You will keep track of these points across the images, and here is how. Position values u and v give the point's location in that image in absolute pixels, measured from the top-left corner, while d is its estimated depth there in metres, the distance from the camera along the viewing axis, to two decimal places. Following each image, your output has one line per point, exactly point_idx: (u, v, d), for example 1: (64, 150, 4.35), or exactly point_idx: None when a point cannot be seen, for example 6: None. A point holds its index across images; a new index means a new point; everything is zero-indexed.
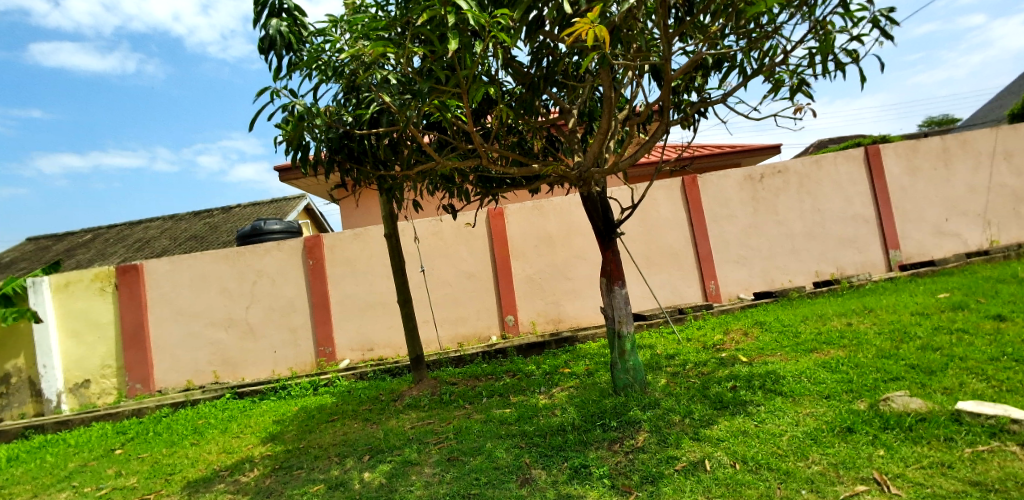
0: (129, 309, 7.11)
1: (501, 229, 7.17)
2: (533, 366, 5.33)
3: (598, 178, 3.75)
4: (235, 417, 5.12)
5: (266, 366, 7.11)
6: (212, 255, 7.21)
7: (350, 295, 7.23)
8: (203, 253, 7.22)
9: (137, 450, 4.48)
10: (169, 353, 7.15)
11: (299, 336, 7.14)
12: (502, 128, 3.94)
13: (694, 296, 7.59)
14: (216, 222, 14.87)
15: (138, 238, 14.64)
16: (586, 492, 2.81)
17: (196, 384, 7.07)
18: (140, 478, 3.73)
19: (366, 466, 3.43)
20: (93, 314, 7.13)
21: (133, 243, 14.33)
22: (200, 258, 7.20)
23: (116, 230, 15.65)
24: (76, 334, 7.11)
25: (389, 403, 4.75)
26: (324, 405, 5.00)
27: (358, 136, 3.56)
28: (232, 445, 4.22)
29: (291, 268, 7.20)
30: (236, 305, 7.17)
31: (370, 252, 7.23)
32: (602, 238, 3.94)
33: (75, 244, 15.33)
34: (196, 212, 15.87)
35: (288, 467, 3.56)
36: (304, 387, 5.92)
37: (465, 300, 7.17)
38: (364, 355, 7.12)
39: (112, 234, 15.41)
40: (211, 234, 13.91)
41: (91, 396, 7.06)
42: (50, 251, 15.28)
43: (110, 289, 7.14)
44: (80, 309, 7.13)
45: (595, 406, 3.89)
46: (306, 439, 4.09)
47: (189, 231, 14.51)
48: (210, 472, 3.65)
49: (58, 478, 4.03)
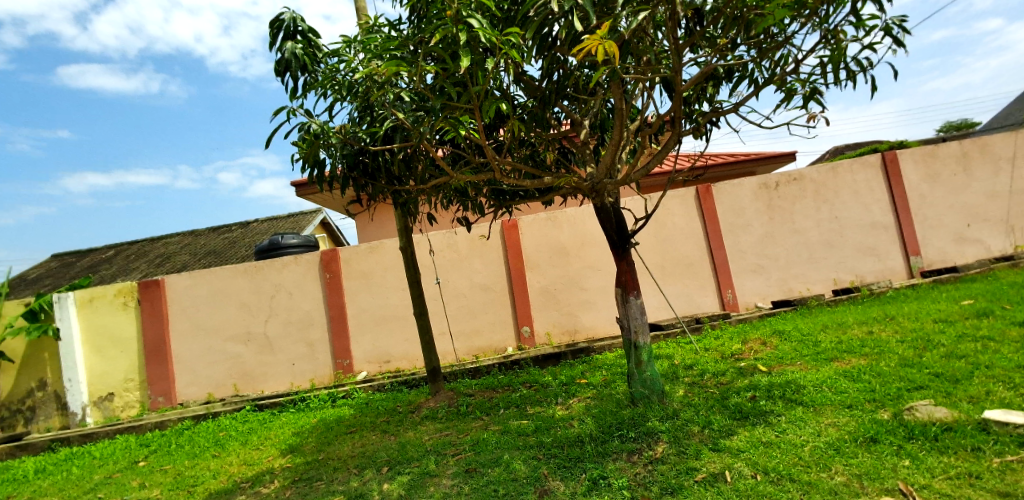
0: (151, 324, 7.23)
1: (516, 240, 7.20)
2: (550, 378, 5.29)
3: (611, 188, 3.79)
4: (256, 430, 5.15)
5: (285, 379, 7.17)
6: (231, 271, 7.32)
7: (366, 308, 7.28)
8: (222, 268, 7.34)
9: (160, 462, 4.53)
10: (189, 367, 7.24)
11: (316, 349, 7.20)
12: (515, 141, 3.97)
13: (711, 306, 7.53)
14: (236, 237, 15.11)
15: (160, 253, 14.94)
16: None
17: (217, 397, 7.16)
18: (164, 490, 3.76)
19: (385, 478, 3.47)
20: (116, 329, 7.25)
21: (156, 259, 14.62)
22: (220, 273, 7.32)
23: (139, 245, 15.96)
24: (100, 348, 7.23)
25: (407, 415, 4.75)
26: (343, 417, 5.01)
27: (373, 152, 3.60)
28: (253, 457, 4.24)
29: (308, 282, 7.29)
30: (255, 319, 7.26)
31: (385, 265, 7.30)
32: (615, 250, 3.91)
33: (101, 259, 15.69)
34: (216, 227, 16.15)
35: (308, 479, 3.59)
36: (324, 399, 5.94)
37: (479, 312, 7.18)
38: (381, 367, 7.15)
39: (135, 249, 15.74)
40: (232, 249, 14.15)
41: (115, 409, 7.16)
42: (76, 267, 15.64)
43: (133, 304, 7.26)
44: (104, 323, 7.26)
45: (613, 417, 3.87)
46: (325, 451, 4.10)
47: (211, 246, 14.76)
48: (231, 484, 3.68)
49: (84, 490, 4.07)
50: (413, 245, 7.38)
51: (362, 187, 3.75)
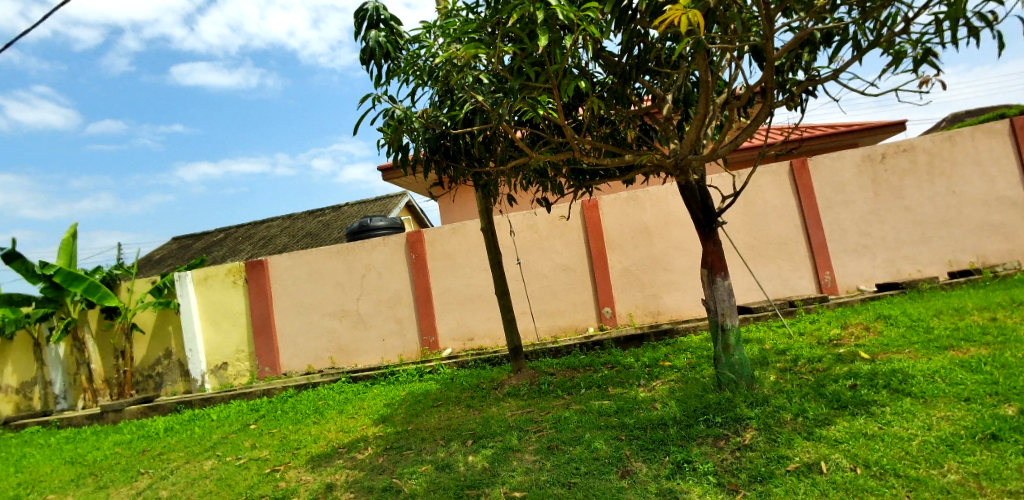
0: (258, 300, 7.87)
1: (596, 220, 7.12)
2: (631, 359, 5.23)
3: (696, 165, 3.63)
4: (350, 400, 5.52)
5: (376, 354, 7.59)
6: (326, 251, 7.81)
7: (450, 288, 7.53)
8: (318, 249, 7.84)
9: (269, 426, 4.98)
10: (291, 340, 7.84)
11: (404, 326, 7.56)
12: (595, 120, 3.90)
13: (807, 288, 7.09)
14: (329, 220, 16.09)
15: (262, 235, 16.23)
16: (690, 488, 2.80)
17: (316, 369, 7.72)
18: (272, 451, 4.13)
19: (470, 450, 3.63)
20: (228, 305, 7.97)
21: (259, 240, 15.92)
22: (317, 254, 7.83)
23: (244, 228, 17.44)
24: (215, 322, 7.98)
25: (490, 391, 4.89)
26: (430, 391, 5.25)
27: (454, 135, 3.63)
28: (348, 425, 4.56)
29: (396, 262, 7.63)
30: (348, 297, 7.72)
31: (468, 247, 7.48)
32: (701, 230, 3.78)
33: (212, 241, 17.33)
34: (310, 211, 17.25)
35: (398, 447, 3.82)
36: (411, 374, 6.24)
37: (559, 293, 7.20)
38: (465, 344, 7.39)
39: (241, 232, 17.21)
40: (326, 231, 15.08)
41: (228, 376, 7.91)
42: (192, 248, 17.38)
43: (242, 282, 7.95)
44: (218, 299, 7.99)
45: (697, 401, 3.78)
46: (414, 422, 4.32)
47: (306, 228, 15.82)
48: (331, 448, 3.98)
49: (206, 447, 4.56)
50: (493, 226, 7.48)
51: (444, 169, 3.82)
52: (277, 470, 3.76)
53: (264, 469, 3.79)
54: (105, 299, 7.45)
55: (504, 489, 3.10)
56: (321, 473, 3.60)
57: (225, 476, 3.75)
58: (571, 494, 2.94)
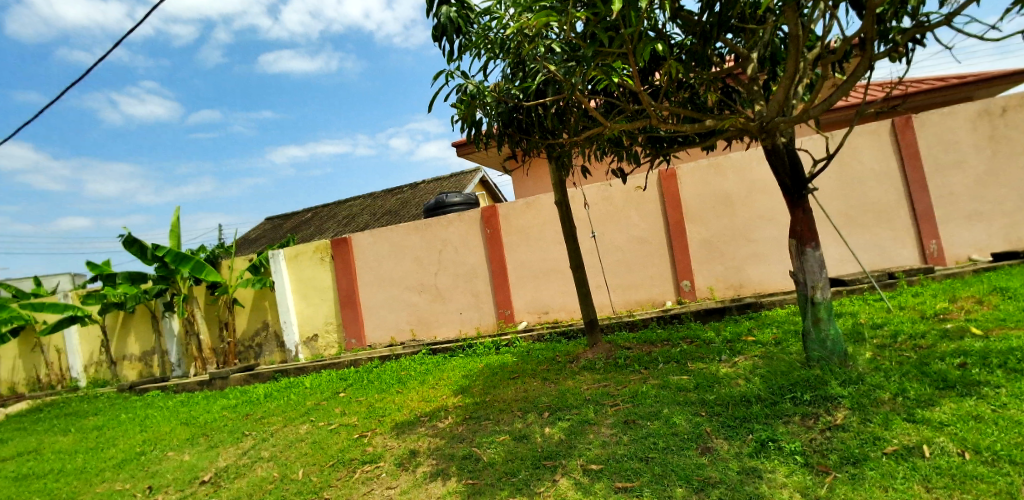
0: (343, 276, 8.30)
1: (674, 191, 6.86)
2: (712, 333, 5.06)
3: (784, 128, 3.38)
4: (430, 370, 5.73)
5: (454, 327, 7.84)
6: (404, 228, 8.08)
7: (524, 261, 7.57)
8: (397, 226, 8.12)
9: (356, 393, 5.29)
10: (375, 313, 8.24)
11: (481, 299, 7.73)
12: (673, 85, 3.73)
13: (909, 258, 6.54)
14: (406, 197, 16.60)
15: (345, 214, 17.06)
16: (776, 468, 2.71)
17: (399, 340, 8.08)
18: (360, 418, 4.39)
19: (547, 422, 3.69)
20: (316, 280, 8.45)
21: (342, 219, 16.75)
22: (396, 231, 8.12)
23: (329, 208, 18.40)
24: (305, 296, 8.50)
25: (565, 364, 4.90)
26: (506, 363, 5.35)
27: (527, 108, 3.62)
28: (429, 394, 4.74)
29: (471, 237, 7.77)
30: (427, 272, 7.97)
31: (543, 219, 7.47)
32: (789, 197, 3.55)
33: (300, 221, 18.44)
34: (388, 189, 17.88)
35: (477, 417, 3.93)
36: (488, 346, 6.39)
37: (636, 266, 7.06)
38: (540, 318, 7.46)
39: (326, 211, 18.18)
40: (404, 209, 15.59)
41: (319, 347, 8.44)
42: (282, 227, 18.58)
43: (328, 259, 8.40)
44: (307, 275, 8.48)
45: (783, 378, 3.60)
46: (491, 393, 4.43)
47: (386, 206, 16.43)
48: (413, 416, 4.17)
49: (301, 412, 4.92)
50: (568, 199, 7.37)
51: (517, 143, 3.80)
52: (365, 435, 4.00)
53: (354, 434, 4.04)
54: (209, 275, 8.13)
55: (580, 461, 3.15)
56: (405, 440, 3.78)
57: (319, 439, 4.03)
58: (650, 469, 2.91)
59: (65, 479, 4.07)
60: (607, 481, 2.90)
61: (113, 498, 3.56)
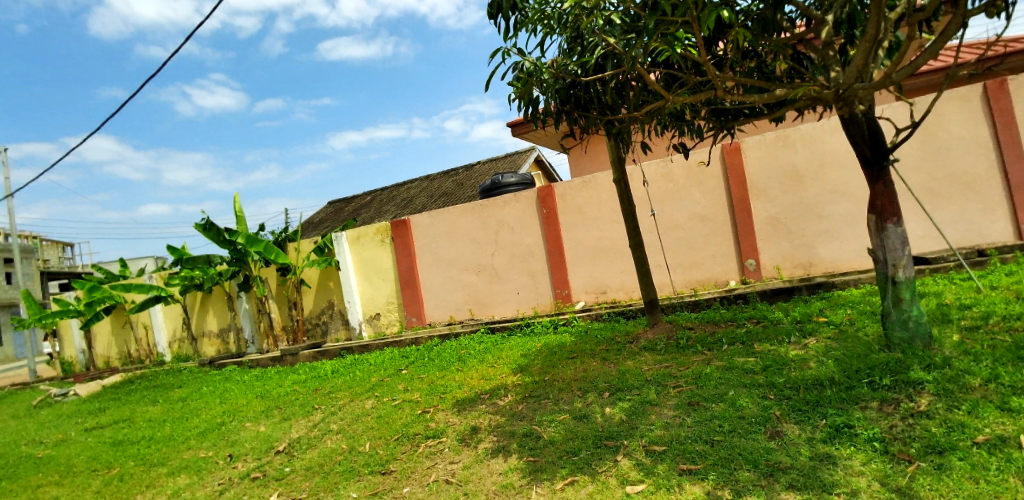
0: (403, 257, 8.49)
1: (739, 166, 6.56)
2: (780, 314, 4.86)
3: (863, 95, 3.15)
4: (490, 349, 5.80)
5: (512, 306, 7.89)
6: (462, 209, 8.14)
7: (582, 240, 7.48)
8: (454, 208, 8.21)
9: (418, 371, 5.44)
10: (434, 292, 8.41)
11: (538, 279, 7.72)
12: (739, 54, 3.58)
13: (1002, 234, 6.03)
14: (463, 179, 16.73)
15: (403, 197, 17.42)
16: (852, 455, 2.58)
17: (458, 319, 8.22)
18: (423, 394, 4.50)
19: (607, 402, 3.68)
20: (377, 261, 8.69)
21: (401, 202, 17.12)
22: (454, 212, 8.21)
23: (387, 191, 18.85)
24: (367, 276, 8.76)
25: (625, 345, 4.84)
26: (565, 343, 5.34)
27: (585, 83, 3.57)
28: (489, 373, 4.80)
29: (528, 217, 7.74)
30: (484, 252, 8.02)
31: (600, 199, 7.33)
32: (868, 169, 3.38)
33: (360, 204, 18.99)
34: (444, 171, 18.08)
35: (536, 396, 3.96)
36: (546, 326, 6.41)
37: (697, 244, 6.85)
38: (598, 297, 7.37)
39: (385, 195, 18.63)
40: (461, 191, 15.74)
41: (382, 325, 8.71)
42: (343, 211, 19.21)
43: (389, 241, 8.62)
44: (369, 256, 8.74)
45: (859, 361, 3.42)
46: (550, 372, 4.43)
47: (443, 188, 16.63)
48: (474, 394, 4.25)
49: (366, 388, 5.10)
50: (627, 177, 7.25)
51: (575, 120, 3.75)
52: (428, 411, 4.10)
53: (417, 410, 4.15)
54: (279, 256, 8.60)
55: (643, 441, 3.11)
56: (466, 416, 3.86)
57: (384, 414, 4.18)
58: (715, 452, 2.84)
59: (156, 446, 4.41)
60: (670, 463, 2.85)
61: (200, 464, 3.82)
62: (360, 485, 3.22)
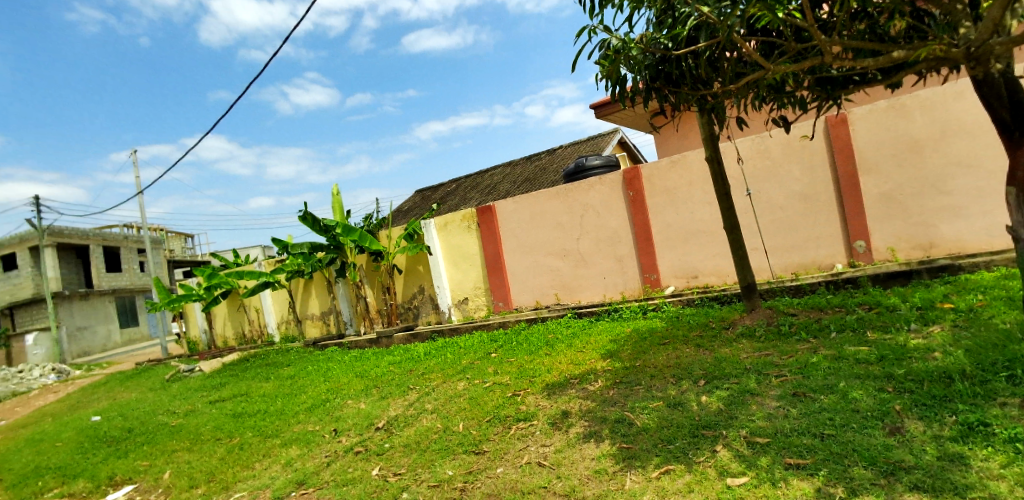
0: (489, 242, 8.48)
1: (845, 139, 6.06)
2: (896, 299, 4.44)
3: (1002, 52, 2.77)
4: (577, 334, 5.76)
5: (598, 291, 7.66)
6: (546, 193, 7.94)
7: (671, 223, 7.05)
8: (538, 192, 8.02)
9: (507, 354, 5.50)
10: (520, 278, 8.33)
11: (625, 264, 7.41)
12: (847, 16, 3.27)
13: None
14: (546, 165, 16.56)
15: (487, 184, 17.59)
16: (988, 455, 2.28)
17: (544, 304, 8.11)
18: (512, 377, 4.55)
19: (703, 390, 3.53)
20: (464, 247, 8.77)
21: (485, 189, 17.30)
22: (538, 196, 8.02)
23: (470, 180, 19.11)
24: (455, 262, 8.88)
25: (720, 331, 4.64)
26: (655, 329, 5.18)
27: (677, 57, 3.42)
28: (577, 358, 4.76)
29: (614, 200, 7.41)
30: (569, 236, 7.80)
31: (691, 179, 6.81)
32: (1007, 135, 2.99)
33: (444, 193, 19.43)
34: (527, 157, 18.02)
35: (628, 382, 3.88)
36: (634, 311, 6.27)
37: (798, 226, 6.43)
38: (689, 283, 6.95)
39: (468, 183, 18.92)
40: (544, 176, 15.61)
41: (470, 310, 8.86)
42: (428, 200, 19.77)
43: (474, 227, 8.63)
44: (456, 242, 8.83)
45: (997, 352, 3.05)
46: (641, 359, 4.32)
47: (526, 175, 16.57)
48: (563, 379, 4.23)
49: (458, 370, 5.22)
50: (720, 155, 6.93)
51: (665, 97, 3.60)
52: (518, 394, 4.14)
53: (507, 392, 4.20)
54: (372, 245, 8.93)
55: (743, 432, 2.94)
56: (556, 401, 3.86)
57: (475, 395, 4.27)
58: (824, 447, 2.62)
59: (270, 419, 4.78)
60: (775, 456, 2.67)
61: (309, 437, 4.10)
62: (455, 463, 3.30)
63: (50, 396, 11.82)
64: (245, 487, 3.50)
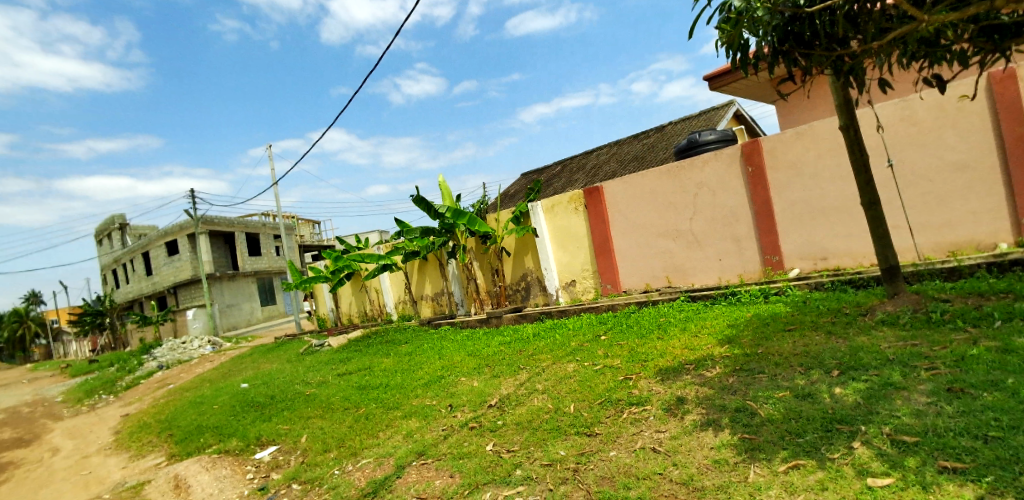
0: (597, 224, 8.37)
1: (1015, 98, 5.21)
2: None
3: None
4: (692, 318, 5.51)
5: (713, 273, 7.23)
6: (656, 172, 7.63)
7: (796, 200, 6.49)
8: (648, 171, 7.72)
9: (617, 337, 5.40)
10: (629, 260, 8.12)
11: (743, 245, 6.92)
12: None
13: None
14: (652, 140, 15.26)
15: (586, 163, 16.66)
16: None
17: (654, 287, 7.85)
18: (623, 361, 4.45)
19: (837, 381, 3.23)
20: (572, 229, 8.74)
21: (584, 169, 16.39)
22: (648, 176, 7.73)
23: None
24: (562, 244, 8.88)
25: (856, 317, 4.22)
26: (779, 314, 4.81)
27: (809, 15, 3.09)
28: (693, 342, 4.56)
29: (731, 177, 6.92)
30: (682, 217, 7.44)
31: (819, 151, 6.22)
32: None
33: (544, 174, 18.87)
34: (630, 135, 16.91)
35: (750, 370, 3.65)
36: (755, 294, 5.90)
37: (952, 200, 5.65)
38: (816, 264, 6.37)
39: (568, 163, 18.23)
40: (651, 153, 14.41)
41: (577, 292, 8.80)
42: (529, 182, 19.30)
43: (582, 208, 8.56)
44: (563, 224, 8.82)
45: None
46: (764, 346, 4.04)
47: (630, 152, 15.38)
48: (677, 364, 4.08)
49: (567, 352, 5.20)
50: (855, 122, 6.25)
51: (795, 60, 3.28)
52: (630, 378, 4.05)
53: (618, 376, 4.13)
54: (482, 228, 9.02)
55: (886, 429, 2.64)
56: (670, 386, 3.74)
57: (586, 378, 4.24)
58: (989, 450, 2.28)
59: (391, 392, 5.10)
60: (926, 457, 2.37)
61: (427, 410, 4.31)
62: (567, 444, 3.30)
63: (204, 365, 13.63)
64: (371, 454, 3.79)
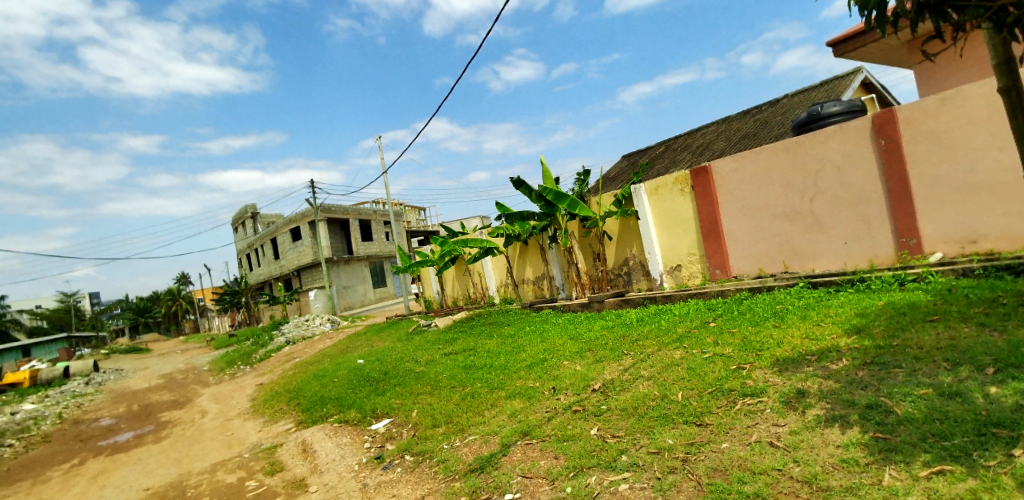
0: (705, 206, 8.01)
1: None
2: None
3: None
4: (813, 305, 5.12)
5: (837, 258, 6.67)
6: (772, 149, 7.13)
7: (938, 176, 5.74)
8: (762, 149, 7.23)
9: (728, 325, 5.15)
10: (740, 243, 7.68)
11: (874, 227, 6.31)
12: None
13: None
14: (767, 115, 14.18)
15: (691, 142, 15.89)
16: None
17: (768, 273, 7.39)
18: (735, 349, 4.24)
19: (992, 380, 2.84)
20: (677, 211, 8.42)
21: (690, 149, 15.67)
22: (762, 153, 7.24)
23: None
24: (668, 228, 8.60)
25: (1017, 308, 3.68)
26: (918, 303, 4.32)
27: None
28: (815, 332, 4.23)
29: (859, 152, 6.30)
30: (800, 196, 6.91)
31: (969, 119, 5.45)
32: None
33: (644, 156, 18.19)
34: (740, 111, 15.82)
35: (883, 364, 3.33)
36: (887, 281, 5.36)
37: None
38: (964, 248, 5.62)
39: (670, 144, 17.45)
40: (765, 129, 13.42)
41: (683, 277, 8.51)
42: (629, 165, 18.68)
43: (689, 190, 8.20)
44: (669, 207, 8.53)
45: None
46: (900, 338, 3.66)
47: (742, 129, 14.43)
48: (797, 354, 3.81)
49: (673, 338, 5.05)
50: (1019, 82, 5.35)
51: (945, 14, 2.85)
52: (743, 367, 3.86)
53: (731, 365, 3.94)
54: (585, 211, 8.80)
55: None
56: (789, 378, 3.51)
57: (695, 365, 4.09)
58: None
59: (496, 372, 5.26)
60: None
61: (531, 392, 4.40)
62: (675, 432, 3.21)
63: (323, 341, 14.97)
64: (477, 431, 3.95)
